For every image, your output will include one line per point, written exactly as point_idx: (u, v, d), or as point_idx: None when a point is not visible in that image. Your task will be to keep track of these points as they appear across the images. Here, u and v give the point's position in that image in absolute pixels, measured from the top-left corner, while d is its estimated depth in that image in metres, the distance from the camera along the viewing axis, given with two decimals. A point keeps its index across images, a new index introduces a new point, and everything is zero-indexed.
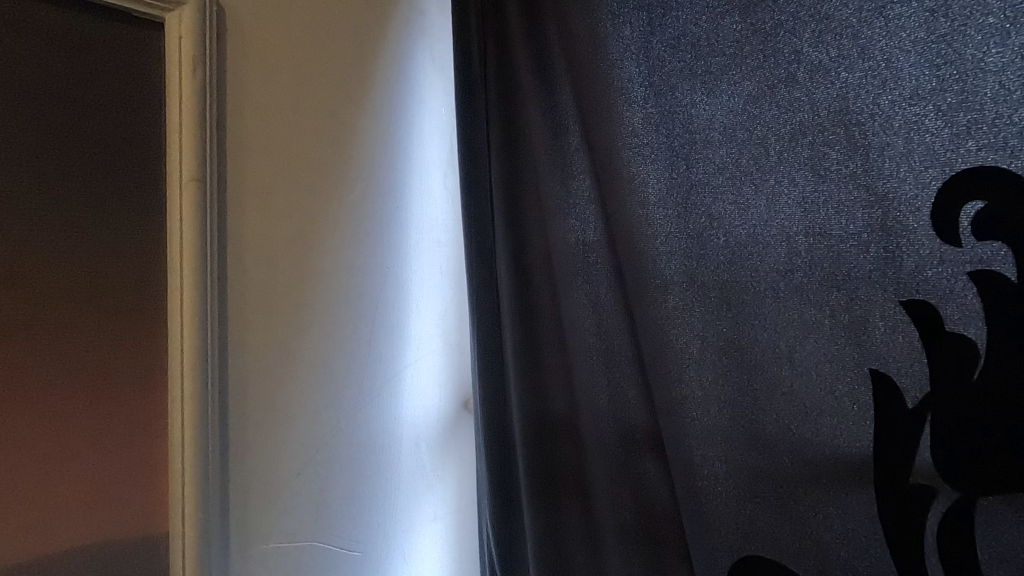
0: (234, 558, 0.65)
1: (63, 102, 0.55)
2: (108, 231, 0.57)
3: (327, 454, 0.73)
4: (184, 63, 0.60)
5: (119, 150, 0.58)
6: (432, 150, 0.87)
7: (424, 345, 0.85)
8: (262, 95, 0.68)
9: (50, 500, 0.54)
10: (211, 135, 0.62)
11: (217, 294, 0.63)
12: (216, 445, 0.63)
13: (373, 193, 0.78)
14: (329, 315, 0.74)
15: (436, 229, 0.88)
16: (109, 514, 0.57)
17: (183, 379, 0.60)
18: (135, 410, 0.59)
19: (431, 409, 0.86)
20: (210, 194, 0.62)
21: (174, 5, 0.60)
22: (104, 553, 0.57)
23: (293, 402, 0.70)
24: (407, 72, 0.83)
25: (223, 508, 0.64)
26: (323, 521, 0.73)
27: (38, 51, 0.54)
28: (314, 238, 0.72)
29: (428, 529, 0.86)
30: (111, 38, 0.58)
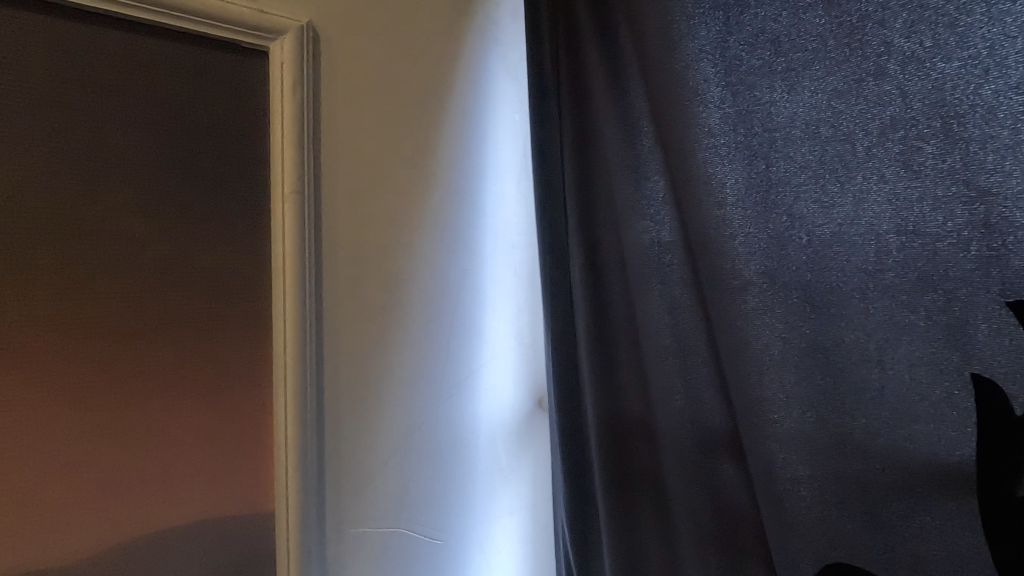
0: (330, 538, 0.72)
1: (185, 128, 0.63)
2: (221, 241, 0.64)
3: (410, 447, 0.78)
4: (286, 87, 0.67)
5: (230, 168, 0.65)
6: (507, 155, 0.90)
7: (499, 345, 0.88)
8: (351, 112, 0.73)
9: (179, 476, 0.62)
10: (308, 152, 0.68)
11: (314, 297, 0.69)
12: (314, 434, 0.69)
13: (451, 199, 0.82)
14: (412, 315, 0.78)
15: (511, 233, 0.90)
16: (227, 492, 0.65)
17: (287, 372, 0.67)
18: (244, 401, 0.66)
19: (506, 407, 0.89)
20: (307, 206, 0.68)
21: (276, 35, 0.66)
22: (221, 526, 0.64)
23: (379, 397, 0.75)
24: (482, 81, 0.86)
25: (320, 492, 0.70)
26: (407, 510, 0.78)
27: (165, 85, 0.62)
28: (397, 243, 0.77)
29: (504, 522, 0.89)
30: (223, 66, 0.65)
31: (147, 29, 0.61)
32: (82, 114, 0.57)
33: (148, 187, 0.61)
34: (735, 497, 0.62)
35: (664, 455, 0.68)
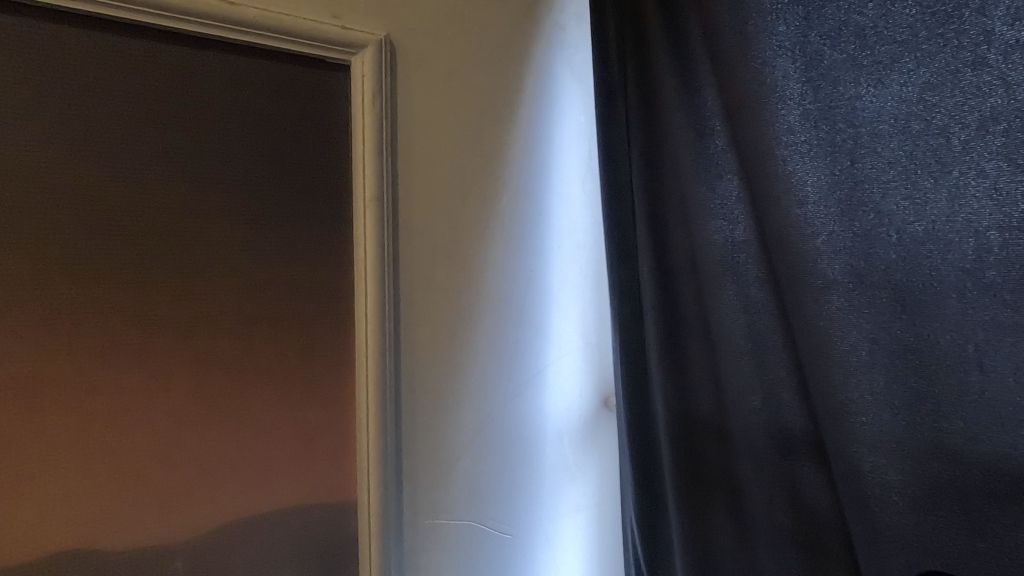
0: (406, 528, 0.75)
1: (274, 139, 0.67)
2: (306, 244, 0.69)
3: (480, 442, 0.80)
4: (366, 99, 0.70)
5: (313, 176, 0.69)
6: (573, 156, 0.89)
7: (565, 345, 0.88)
8: (425, 120, 0.76)
9: (272, 465, 0.67)
10: (386, 159, 0.72)
11: (392, 299, 0.73)
12: (392, 428, 0.73)
13: (518, 201, 0.83)
14: (482, 315, 0.80)
15: (576, 233, 0.90)
16: (315, 480, 0.69)
17: (368, 369, 0.70)
18: (329, 395, 0.70)
19: (573, 406, 0.89)
20: (385, 212, 0.71)
21: (357, 50, 0.70)
22: (310, 511, 0.69)
23: (451, 395, 0.78)
24: (548, 83, 0.87)
25: (398, 483, 0.74)
26: (478, 504, 0.80)
27: (257, 100, 0.67)
28: (469, 245, 0.79)
29: (571, 520, 0.89)
30: (306, 80, 0.69)
31: (243, 50, 0.66)
32: (185, 132, 0.63)
33: (242, 195, 0.66)
34: (817, 500, 0.60)
35: (739, 456, 0.68)
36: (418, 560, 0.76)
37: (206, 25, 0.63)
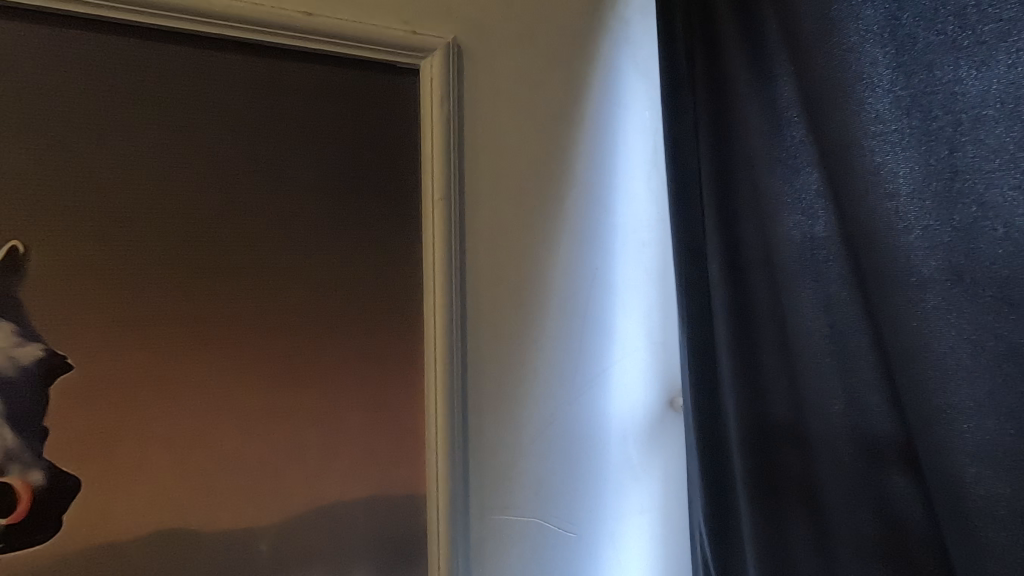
0: (473, 522, 0.76)
1: (348, 142, 0.70)
2: (377, 244, 0.71)
3: (544, 441, 0.81)
4: (435, 101, 0.72)
5: (384, 177, 0.71)
6: (638, 152, 0.88)
7: (629, 344, 0.87)
8: (491, 120, 0.77)
9: (345, 457, 0.69)
10: (454, 160, 0.73)
11: (459, 297, 0.74)
12: (459, 424, 0.74)
13: (582, 199, 0.83)
14: (546, 313, 0.80)
15: (642, 230, 0.88)
16: (386, 472, 0.71)
17: (437, 365, 0.72)
18: (399, 390, 0.72)
19: (638, 406, 0.88)
20: (453, 212, 0.73)
21: (426, 54, 0.72)
22: (382, 502, 0.71)
23: (516, 392, 0.79)
24: (612, 79, 0.85)
25: (465, 478, 0.75)
26: (542, 502, 0.81)
27: (331, 105, 0.69)
28: (533, 243, 0.79)
29: (635, 521, 0.88)
30: (377, 85, 0.71)
31: (319, 58, 0.69)
32: (265, 138, 0.66)
33: (317, 197, 0.68)
34: (907, 511, 0.57)
35: (819, 462, 0.65)
36: (484, 554, 0.77)
37: (286, 36, 0.66)
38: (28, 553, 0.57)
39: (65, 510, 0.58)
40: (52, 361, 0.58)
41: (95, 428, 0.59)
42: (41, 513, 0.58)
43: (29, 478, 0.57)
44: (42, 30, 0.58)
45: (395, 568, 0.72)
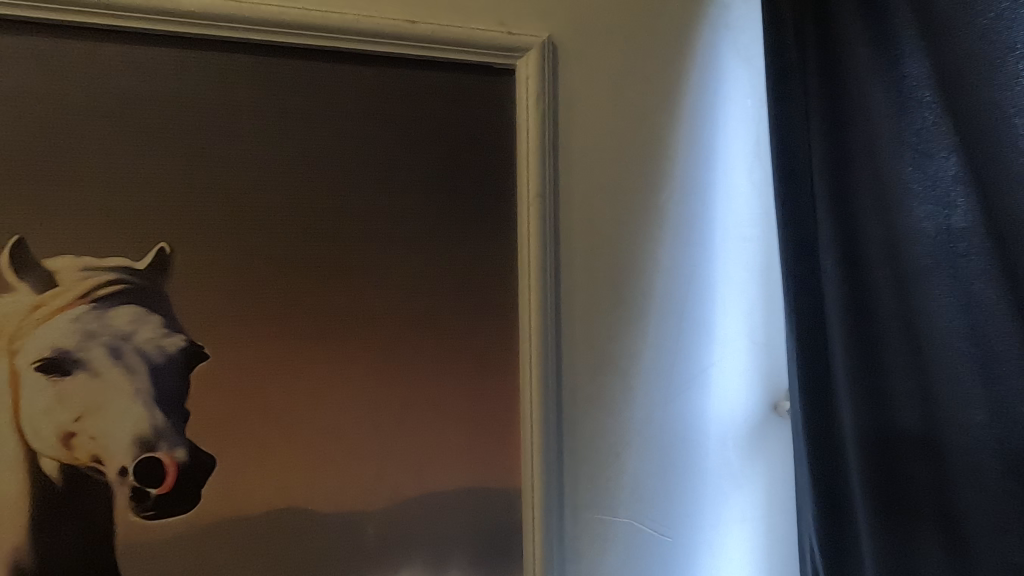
0: (567, 520, 0.76)
1: (447, 145, 0.71)
2: (474, 243, 0.72)
3: (640, 442, 0.79)
4: (531, 101, 0.73)
5: (481, 177, 0.72)
6: (739, 142, 0.83)
7: (730, 345, 0.83)
8: (586, 116, 0.76)
9: (443, 449, 0.72)
10: (548, 158, 0.74)
11: (553, 295, 0.74)
12: (553, 421, 0.75)
13: (679, 194, 0.80)
14: (641, 311, 0.79)
15: (743, 225, 0.84)
16: (484, 465, 0.73)
17: (531, 361, 0.73)
18: (494, 386, 0.73)
19: (738, 410, 0.84)
20: (547, 210, 0.74)
21: (521, 54, 0.73)
22: (479, 494, 0.73)
23: (611, 391, 0.78)
24: (711, 68, 0.82)
25: (559, 475, 0.76)
26: (638, 504, 0.79)
27: (433, 109, 0.71)
28: (628, 240, 0.78)
29: (735, 529, 0.84)
30: (475, 87, 0.72)
31: (421, 64, 0.71)
32: (371, 143, 0.69)
33: (418, 198, 0.70)
34: None
35: (956, 477, 0.59)
36: (578, 552, 0.77)
37: (390, 45, 0.69)
38: (173, 522, 0.64)
39: (203, 485, 0.65)
40: (191, 351, 0.64)
41: (225, 412, 0.65)
42: (181, 489, 0.64)
43: (174, 453, 0.64)
44: (180, 52, 0.64)
45: (492, 558, 0.73)
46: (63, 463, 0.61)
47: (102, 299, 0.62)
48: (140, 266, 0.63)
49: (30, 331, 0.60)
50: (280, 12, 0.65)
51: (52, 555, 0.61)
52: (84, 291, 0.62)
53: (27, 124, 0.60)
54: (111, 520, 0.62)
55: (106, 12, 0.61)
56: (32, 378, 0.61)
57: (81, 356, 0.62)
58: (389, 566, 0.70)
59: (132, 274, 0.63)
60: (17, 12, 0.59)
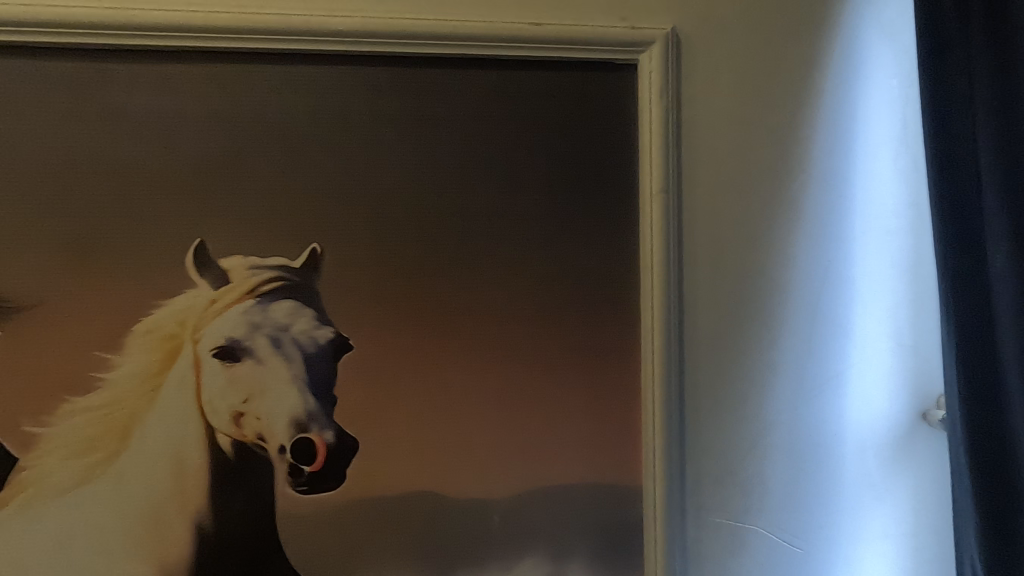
0: (690, 523, 0.75)
1: (570, 143, 0.72)
2: (596, 240, 0.72)
3: (768, 446, 0.75)
4: (654, 95, 0.72)
5: (603, 174, 0.73)
6: (883, 127, 0.77)
7: (870, 346, 0.77)
8: (712, 107, 0.74)
9: (565, 444, 0.73)
10: (672, 152, 0.73)
11: (677, 291, 0.73)
12: (676, 419, 0.73)
13: (813, 184, 0.75)
14: (771, 309, 0.75)
15: (887, 217, 0.77)
16: (605, 462, 0.73)
17: (654, 359, 0.72)
18: (617, 382, 0.73)
19: (881, 417, 0.78)
20: (671, 205, 0.72)
21: (645, 49, 0.72)
22: (600, 491, 0.73)
23: (737, 392, 0.75)
24: (851, 48, 0.76)
25: (682, 476, 0.74)
26: (766, 511, 0.76)
27: (556, 108, 0.72)
28: (757, 235, 0.75)
29: (876, 546, 0.78)
30: (598, 84, 0.73)
31: (545, 64, 0.72)
32: (497, 144, 0.71)
33: (542, 196, 0.72)
34: None
35: None
36: (702, 556, 0.75)
37: (516, 48, 0.71)
38: (324, 498, 0.70)
39: (348, 465, 0.70)
40: (339, 342, 0.70)
41: (366, 399, 0.71)
42: (331, 468, 0.70)
43: (324, 435, 0.70)
44: (326, 68, 0.69)
45: (613, 555, 0.73)
46: (234, 439, 0.69)
47: (265, 295, 0.69)
48: (296, 264, 0.70)
49: (209, 321, 0.69)
50: (416, 24, 0.69)
51: (225, 521, 0.69)
52: (251, 287, 0.69)
53: (205, 141, 0.68)
54: (272, 492, 0.70)
55: (267, 36, 0.68)
56: (210, 363, 0.69)
57: (249, 344, 0.69)
58: (512, 555, 0.72)
59: (289, 271, 0.70)
60: (196, 43, 0.67)
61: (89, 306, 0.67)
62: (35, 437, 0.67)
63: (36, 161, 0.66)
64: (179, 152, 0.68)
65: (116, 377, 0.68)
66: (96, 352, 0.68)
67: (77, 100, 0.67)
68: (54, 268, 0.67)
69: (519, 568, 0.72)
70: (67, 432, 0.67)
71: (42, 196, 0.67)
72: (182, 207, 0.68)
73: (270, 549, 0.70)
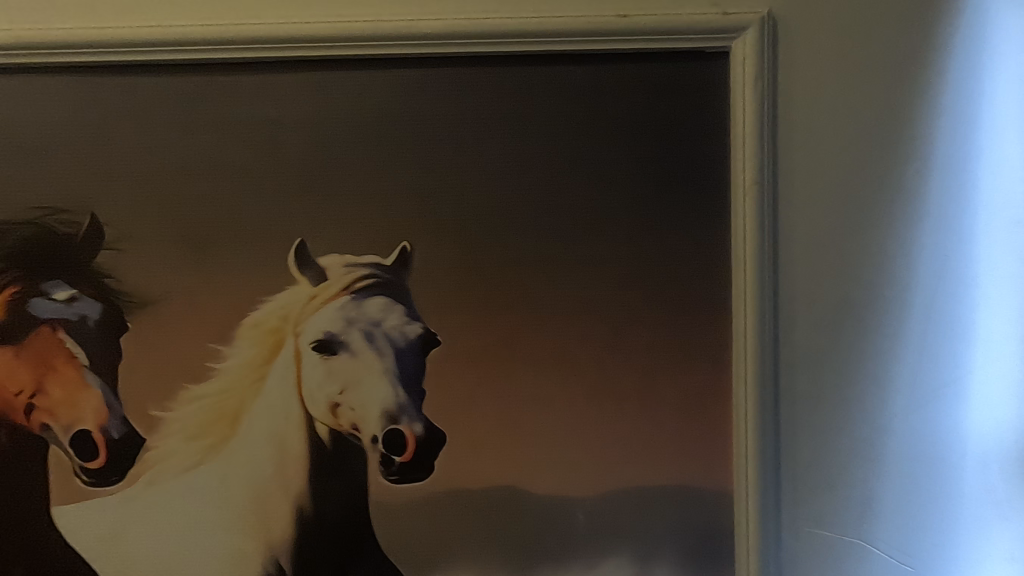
0: (785, 532, 0.71)
1: (658, 136, 0.71)
2: (685, 235, 0.70)
3: (873, 454, 0.70)
4: (748, 83, 0.69)
5: (693, 168, 0.70)
6: (1011, 106, 0.69)
7: (994, 349, 0.70)
8: (811, 91, 0.70)
9: (652, 444, 0.71)
10: (767, 142, 0.69)
11: (772, 288, 0.70)
12: (771, 422, 0.70)
13: (926, 172, 0.70)
14: (878, 308, 0.70)
15: (1016, 206, 0.70)
16: (694, 464, 0.71)
17: (747, 358, 0.69)
18: (707, 382, 0.71)
19: (1008, 428, 0.70)
20: (766, 198, 0.69)
21: (738, 34, 0.69)
22: (689, 494, 0.71)
23: (839, 395, 0.70)
24: (972, 22, 0.69)
25: (777, 482, 0.70)
26: (871, 523, 0.71)
27: (644, 100, 0.71)
28: (862, 227, 0.70)
29: (1000, 570, 0.71)
30: (687, 74, 0.70)
31: (633, 56, 0.71)
32: (583, 139, 0.71)
33: (628, 192, 0.70)
34: None
35: None
36: (798, 568, 0.71)
37: (602, 41, 0.70)
38: (413, 488, 0.73)
39: (437, 458, 0.72)
40: (427, 337, 0.72)
41: (454, 393, 0.72)
42: (420, 459, 0.72)
43: (413, 428, 0.72)
44: (416, 71, 0.71)
45: (702, 561, 0.71)
46: (331, 428, 0.73)
47: (358, 291, 0.72)
48: (388, 262, 0.72)
49: (308, 317, 0.73)
50: (502, 23, 0.69)
51: (323, 505, 0.73)
52: (346, 284, 0.73)
53: (304, 145, 0.72)
54: (366, 480, 0.73)
55: (361, 43, 0.70)
56: (310, 356, 0.73)
57: (345, 338, 0.73)
58: (597, 554, 0.72)
59: (381, 269, 0.72)
60: (296, 53, 0.71)
61: (203, 302, 0.73)
62: (159, 420, 0.73)
63: (159, 169, 0.73)
64: (281, 156, 0.72)
65: (227, 367, 0.73)
66: (210, 344, 0.73)
67: (192, 111, 0.72)
68: (174, 266, 0.73)
69: (604, 567, 0.72)
70: (186, 417, 0.73)
71: (163, 200, 0.73)
72: (284, 209, 0.72)
73: (364, 534, 0.73)
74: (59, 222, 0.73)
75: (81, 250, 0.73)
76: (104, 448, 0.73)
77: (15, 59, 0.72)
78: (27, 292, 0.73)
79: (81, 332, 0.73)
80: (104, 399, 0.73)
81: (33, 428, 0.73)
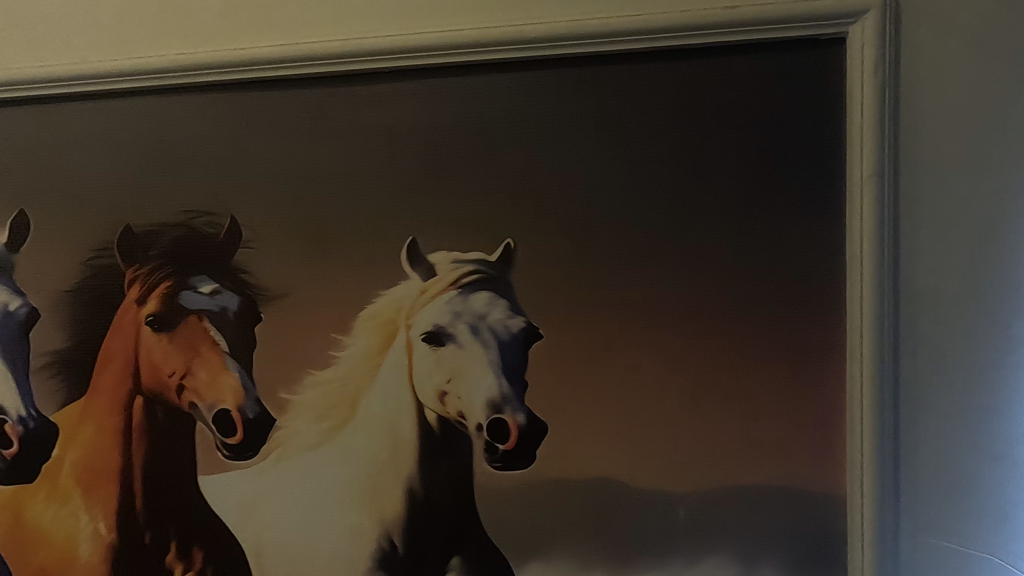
0: (904, 542, 0.67)
1: (766, 129, 0.69)
2: (796, 230, 0.68)
3: (1007, 463, 0.66)
4: (867, 70, 0.66)
5: (805, 160, 0.68)
6: None
7: None
8: (939, 75, 0.65)
9: (757, 444, 0.70)
10: (888, 131, 0.66)
11: (892, 284, 0.66)
12: (889, 425, 0.67)
13: None
14: (1014, 306, 0.65)
15: None
16: (803, 466, 0.69)
17: (863, 358, 0.67)
18: (818, 382, 0.68)
19: None
20: (887, 190, 0.66)
21: (856, 19, 0.66)
22: (797, 496, 0.69)
23: (966, 399, 0.66)
24: None
25: (895, 489, 0.67)
26: (1003, 537, 0.66)
27: (751, 93, 0.69)
28: (996, 220, 0.65)
29: None
30: (798, 64, 0.69)
31: (739, 49, 0.70)
32: (687, 135, 0.71)
33: (734, 188, 0.70)
34: None
35: None
36: None
37: (707, 34, 0.69)
38: (516, 475, 0.76)
39: (539, 447, 0.75)
40: (530, 331, 0.75)
41: (555, 386, 0.74)
42: (523, 448, 0.75)
43: (516, 417, 0.75)
44: (519, 74, 0.74)
45: (810, 565, 0.69)
46: (439, 415, 0.78)
47: (465, 286, 0.76)
48: (492, 259, 0.75)
49: (419, 309, 0.78)
50: (605, 23, 0.71)
51: (431, 487, 0.78)
52: (453, 279, 0.77)
53: (415, 149, 0.77)
54: (470, 466, 0.77)
55: (469, 50, 0.74)
56: (420, 347, 0.78)
57: (452, 331, 0.77)
58: (697, 551, 0.71)
59: (486, 265, 0.76)
60: (409, 63, 0.76)
61: (325, 295, 0.80)
62: (287, 403, 0.81)
63: (287, 175, 0.80)
64: (395, 161, 0.77)
65: (347, 355, 0.80)
66: (330, 334, 0.80)
67: (316, 121, 0.79)
68: (300, 263, 0.80)
69: (704, 565, 0.71)
70: (311, 400, 0.80)
71: (291, 203, 0.80)
72: (397, 209, 0.77)
73: (469, 517, 0.77)
74: (204, 224, 0.82)
75: (221, 248, 0.82)
76: (240, 425, 0.82)
77: (169, 81, 0.81)
78: (178, 285, 0.83)
79: (222, 322, 0.82)
80: (241, 381, 0.82)
81: (184, 406, 0.83)
